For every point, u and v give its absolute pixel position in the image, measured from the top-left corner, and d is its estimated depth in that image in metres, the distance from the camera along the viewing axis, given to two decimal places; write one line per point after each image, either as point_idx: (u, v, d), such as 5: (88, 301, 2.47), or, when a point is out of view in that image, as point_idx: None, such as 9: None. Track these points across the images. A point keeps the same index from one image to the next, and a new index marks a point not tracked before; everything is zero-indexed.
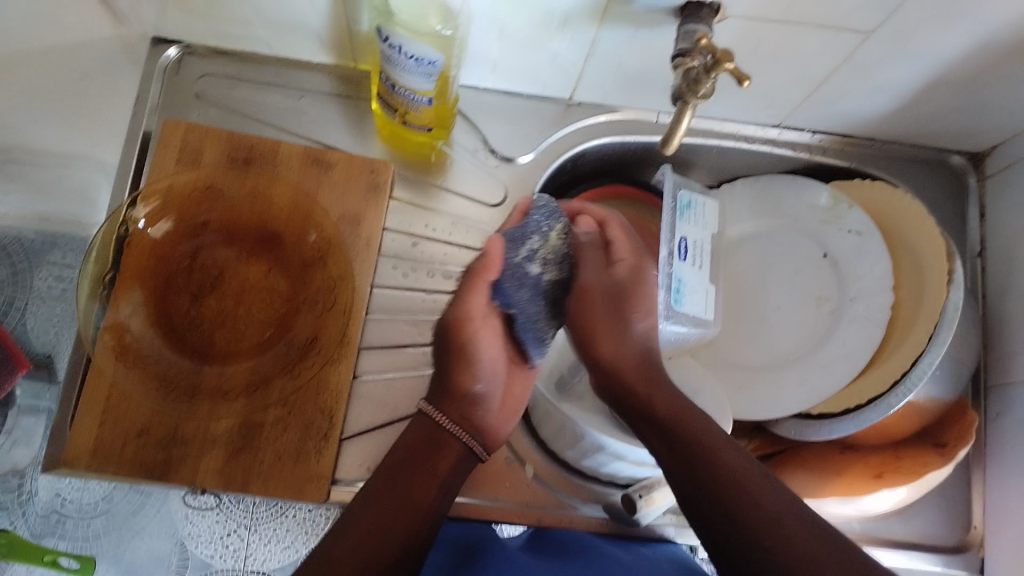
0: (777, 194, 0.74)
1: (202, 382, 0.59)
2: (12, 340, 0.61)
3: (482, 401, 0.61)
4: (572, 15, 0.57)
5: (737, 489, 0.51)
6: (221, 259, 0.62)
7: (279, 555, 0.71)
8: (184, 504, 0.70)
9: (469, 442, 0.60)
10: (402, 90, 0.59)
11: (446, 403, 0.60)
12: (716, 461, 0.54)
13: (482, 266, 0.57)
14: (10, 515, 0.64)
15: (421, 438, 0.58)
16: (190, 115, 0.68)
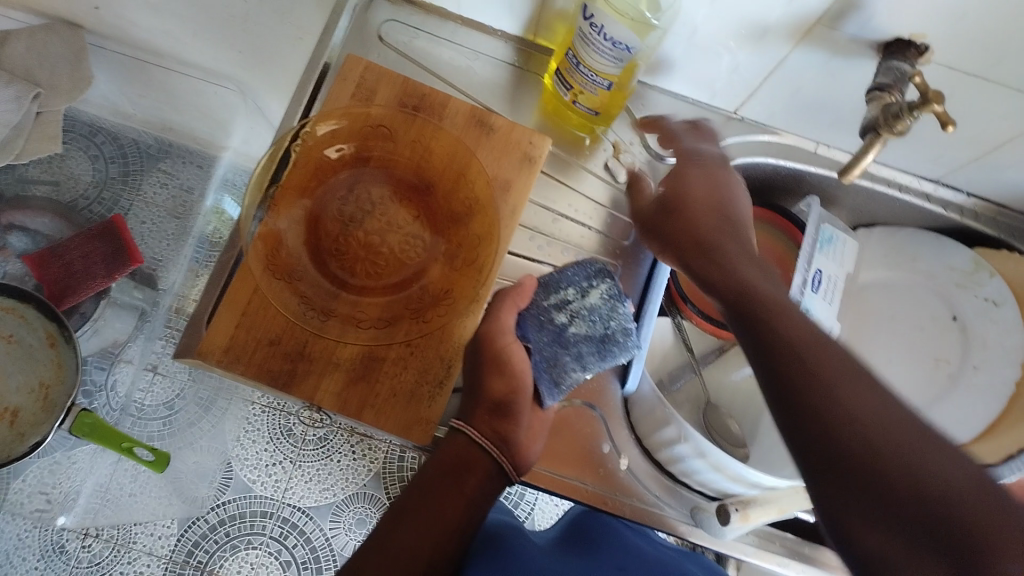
0: (916, 249, 0.74)
1: (337, 307, 0.61)
2: (131, 242, 0.90)
3: (514, 423, 0.57)
4: (772, 32, 0.57)
5: (809, 387, 0.43)
6: (376, 195, 0.64)
7: (313, 495, 0.99)
8: (238, 429, 1.01)
9: (499, 459, 0.57)
10: (584, 70, 0.61)
11: (478, 416, 0.57)
12: (794, 357, 0.45)
13: (515, 291, 0.60)
14: (94, 397, 0.89)
15: (447, 453, 0.57)
16: (370, 54, 0.69)
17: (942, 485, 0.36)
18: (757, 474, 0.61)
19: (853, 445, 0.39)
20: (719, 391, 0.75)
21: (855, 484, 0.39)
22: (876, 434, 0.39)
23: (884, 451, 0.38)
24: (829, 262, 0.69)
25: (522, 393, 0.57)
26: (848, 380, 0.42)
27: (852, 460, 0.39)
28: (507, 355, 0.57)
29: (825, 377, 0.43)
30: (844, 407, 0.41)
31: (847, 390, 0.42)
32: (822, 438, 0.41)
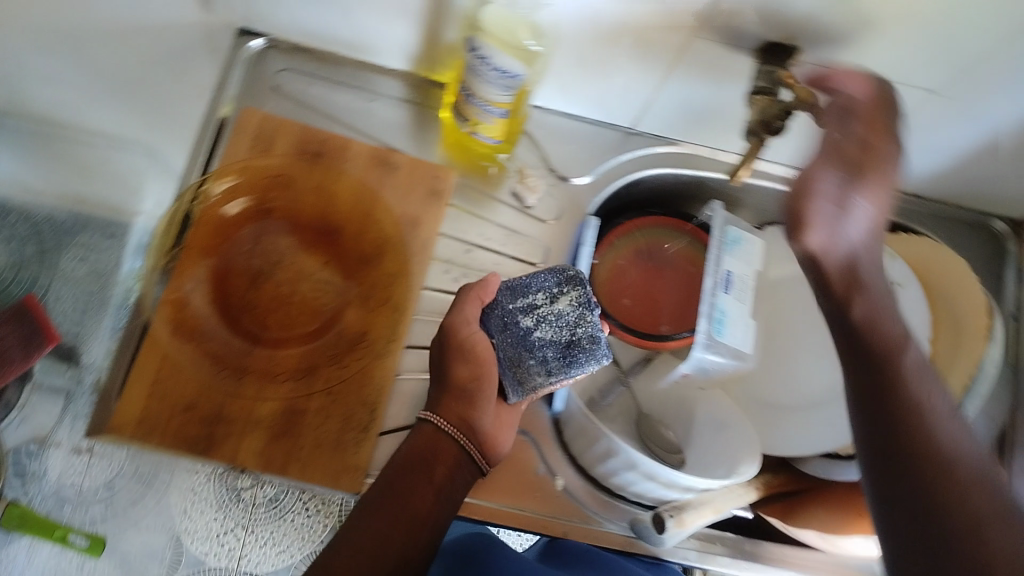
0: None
1: (252, 364, 0.60)
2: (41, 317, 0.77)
3: (478, 409, 0.58)
4: (651, 48, 0.59)
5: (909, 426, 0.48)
6: (282, 246, 0.63)
7: (272, 559, 0.67)
8: (184, 497, 0.67)
9: (465, 445, 0.57)
10: (478, 101, 0.60)
11: (446, 404, 0.58)
12: (897, 396, 0.49)
13: (481, 289, 0.59)
14: (23, 486, 0.70)
15: (415, 441, 0.57)
16: (266, 106, 0.68)
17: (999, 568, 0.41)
18: (688, 478, 0.61)
19: (937, 522, 0.45)
20: (651, 401, 0.76)
21: (932, 555, 0.44)
22: (969, 510, 0.44)
23: (968, 530, 0.43)
24: (739, 262, 0.71)
25: (488, 380, 0.58)
26: (955, 449, 0.47)
27: (938, 534, 0.44)
28: (470, 344, 0.58)
29: (936, 452, 0.47)
30: (942, 487, 0.45)
31: (960, 469, 0.46)
32: (915, 464, 0.47)
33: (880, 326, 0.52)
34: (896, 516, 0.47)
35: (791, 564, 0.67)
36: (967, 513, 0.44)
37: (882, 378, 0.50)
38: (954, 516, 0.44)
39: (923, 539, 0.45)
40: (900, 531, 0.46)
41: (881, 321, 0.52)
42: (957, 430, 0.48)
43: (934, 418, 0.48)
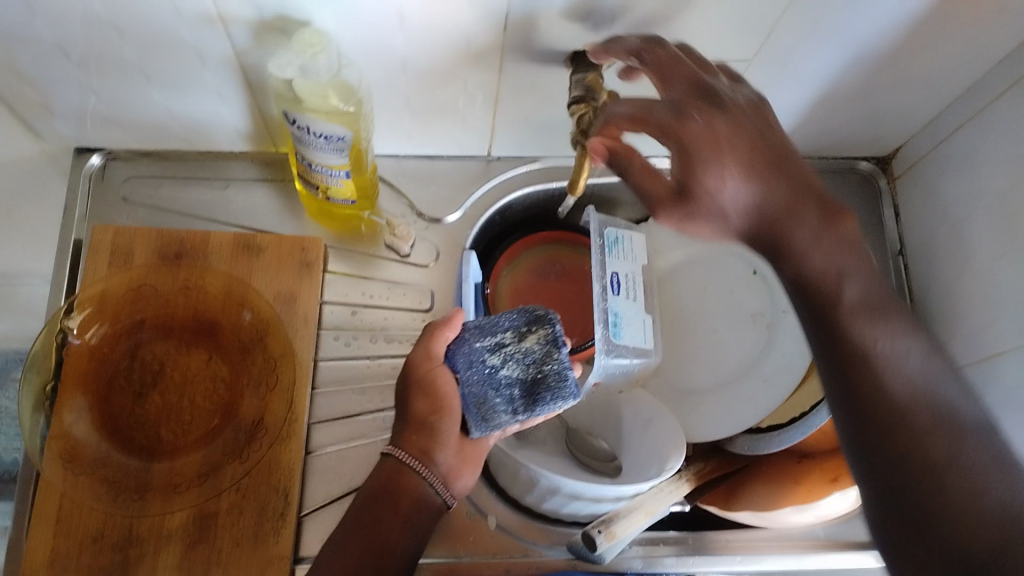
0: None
1: (152, 480, 0.59)
2: None
3: (439, 440, 0.56)
4: (474, 77, 0.61)
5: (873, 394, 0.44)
6: (161, 353, 0.62)
7: None
8: None
9: (428, 477, 0.56)
10: (319, 168, 0.61)
11: (405, 437, 0.57)
12: (863, 367, 0.45)
13: (445, 321, 0.58)
14: None
15: (379, 482, 0.56)
16: (119, 218, 0.69)
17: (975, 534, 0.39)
18: (612, 489, 0.61)
19: (912, 485, 0.42)
20: (573, 412, 0.75)
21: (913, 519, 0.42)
22: (936, 464, 0.42)
23: (943, 492, 0.41)
24: (622, 262, 0.71)
25: (448, 413, 0.56)
26: (915, 401, 0.44)
27: (914, 499, 0.42)
28: (432, 381, 0.56)
29: (900, 410, 0.43)
30: (911, 446, 0.43)
31: (925, 421, 0.43)
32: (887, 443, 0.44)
33: (812, 281, 0.46)
34: (877, 479, 0.44)
35: (737, 549, 0.67)
36: (938, 476, 0.41)
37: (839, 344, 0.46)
38: (925, 478, 0.42)
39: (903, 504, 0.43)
40: (884, 495, 0.44)
41: (817, 263, 0.46)
42: (909, 364, 0.45)
43: (893, 367, 0.44)
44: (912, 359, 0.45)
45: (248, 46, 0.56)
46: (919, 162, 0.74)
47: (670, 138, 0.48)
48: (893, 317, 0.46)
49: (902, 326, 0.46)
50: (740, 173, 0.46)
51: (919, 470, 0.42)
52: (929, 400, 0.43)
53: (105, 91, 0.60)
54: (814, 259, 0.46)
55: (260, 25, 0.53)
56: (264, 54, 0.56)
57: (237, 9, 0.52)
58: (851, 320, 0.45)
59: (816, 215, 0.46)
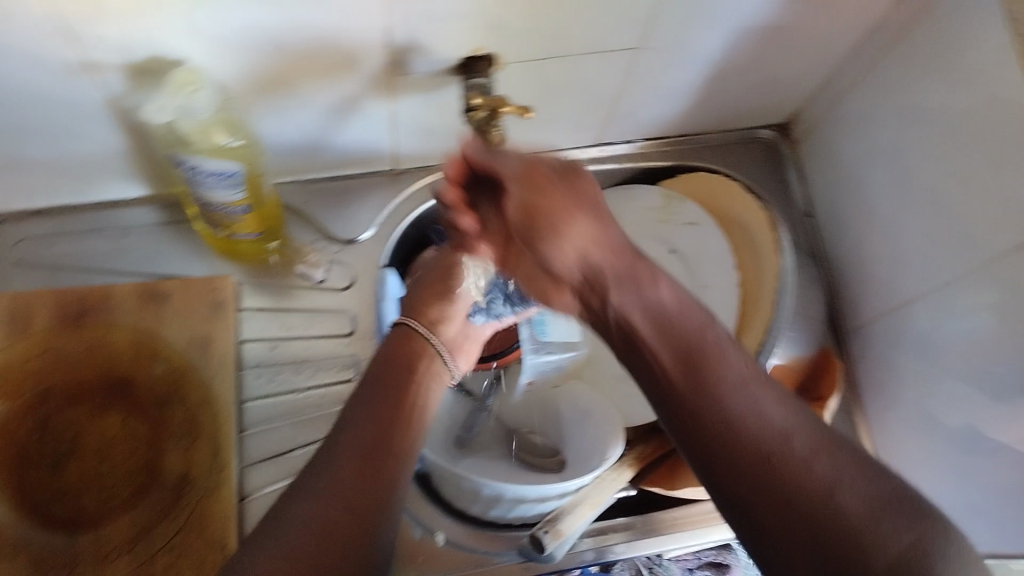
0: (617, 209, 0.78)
1: (79, 553, 0.57)
2: None
3: (449, 318, 0.67)
4: (363, 94, 0.59)
5: (729, 444, 0.43)
6: (72, 421, 0.60)
7: None
8: None
9: (438, 348, 0.66)
10: (215, 207, 0.60)
11: (421, 310, 0.67)
12: (726, 435, 0.44)
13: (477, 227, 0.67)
14: None
15: (393, 345, 0.64)
16: (14, 282, 0.66)
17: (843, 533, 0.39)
18: (557, 485, 0.63)
19: (768, 505, 0.41)
20: (512, 414, 0.74)
21: (780, 531, 0.40)
22: (803, 495, 0.40)
23: (801, 498, 0.40)
24: None
25: (457, 300, 0.68)
26: (762, 409, 0.44)
27: (777, 503, 0.41)
28: (450, 273, 0.68)
29: (765, 448, 0.42)
30: (764, 446, 0.42)
31: (797, 464, 0.41)
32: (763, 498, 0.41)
33: (665, 326, 0.48)
34: (757, 530, 0.42)
35: (684, 525, 0.68)
36: (796, 479, 0.41)
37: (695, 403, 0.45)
38: (783, 476, 0.41)
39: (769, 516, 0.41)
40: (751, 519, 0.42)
41: (677, 320, 0.48)
42: (760, 391, 0.45)
43: (756, 399, 0.44)
44: (771, 397, 0.45)
45: (123, 92, 0.54)
46: (817, 125, 0.75)
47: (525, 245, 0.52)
48: (738, 370, 0.46)
49: (747, 355, 0.47)
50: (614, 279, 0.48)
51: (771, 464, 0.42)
52: (776, 406, 0.44)
53: None
54: (636, 318, 0.49)
55: (131, 69, 0.51)
56: (142, 98, 0.55)
57: (106, 57, 0.50)
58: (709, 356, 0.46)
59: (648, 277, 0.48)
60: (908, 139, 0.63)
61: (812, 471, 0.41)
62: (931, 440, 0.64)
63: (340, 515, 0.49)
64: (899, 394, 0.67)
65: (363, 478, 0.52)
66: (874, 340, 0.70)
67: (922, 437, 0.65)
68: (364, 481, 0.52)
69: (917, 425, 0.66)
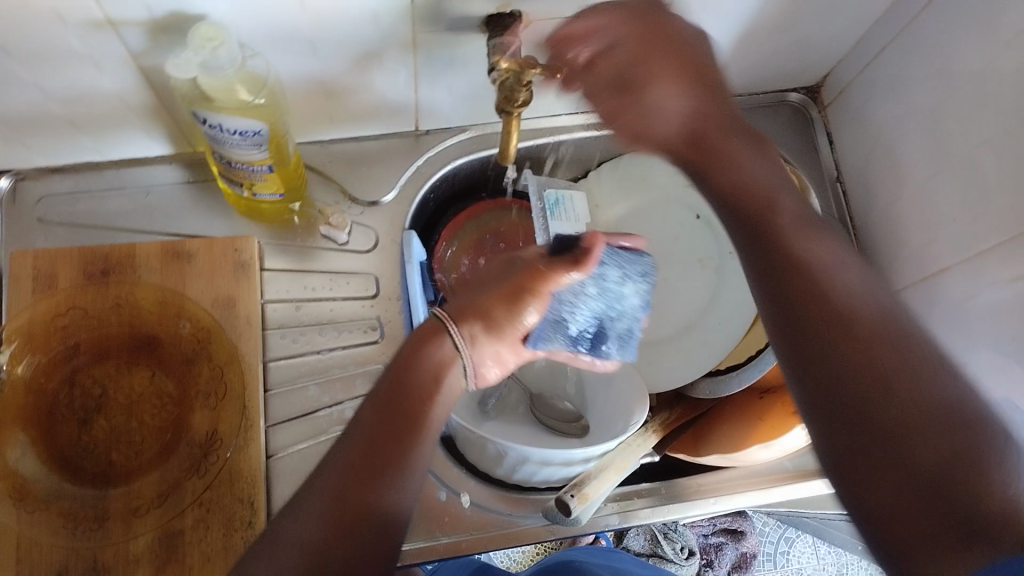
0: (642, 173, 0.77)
1: (109, 507, 0.57)
2: None
3: (498, 328, 0.52)
4: (390, 52, 0.58)
5: (818, 317, 0.45)
6: (100, 376, 0.60)
7: None
8: None
9: (468, 358, 0.51)
10: (239, 165, 0.59)
11: (465, 313, 0.52)
12: (820, 314, 0.45)
13: (576, 258, 0.53)
14: None
15: (417, 344, 0.50)
16: (38, 241, 0.66)
17: (925, 445, 0.38)
18: (581, 452, 0.61)
19: (855, 421, 0.41)
20: (534, 378, 0.73)
21: (870, 451, 0.40)
22: (876, 385, 0.41)
23: (888, 414, 0.40)
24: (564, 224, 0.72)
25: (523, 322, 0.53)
26: (863, 328, 0.43)
27: (863, 418, 0.41)
28: (529, 290, 0.53)
29: (850, 333, 0.43)
30: (860, 356, 0.42)
31: (875, 347, 0.42)
32: (836, 386, 0.42)
33: (745, 187, 0.53)
34: (827, 410, 0.43)
35: (709, 491, 0.67)
36: (860, 367, 0.42)
37: (792, 284, 0.47)
38: (855, 375, 0.42)
39: (853, 436, 0.41)
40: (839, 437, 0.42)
41: (793, 217, 0.51)
42: (853, 284, 0.46)
43: (874, 318, 0.44)
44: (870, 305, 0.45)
45: (143, 48, 0.53)
46: (847, 88, 0.74)
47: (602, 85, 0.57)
48: (817, 232, 0.50)
49: (830, 237, 0.50)
50: (649, 82, 0.56)
51: (842, 350, 0.43)
52: (870, 312, 0.44)
53: (2, 112, 0.57)
54: (721, 177, 0.55)
55: (153, 25, 0.50)
56: (164, 54, 0.54)
57: (126, 12, 0.49)
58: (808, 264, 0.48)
59: (749, 140, 0.56)
60: (944, 102, 0.62)
61: (896, 381, 0.40)
62: None
63: (329, 544, 0.42)
64: None
65: (362, 496, 0.43)
66: None
67: None
68: (357, 499, 0.43)
69: None
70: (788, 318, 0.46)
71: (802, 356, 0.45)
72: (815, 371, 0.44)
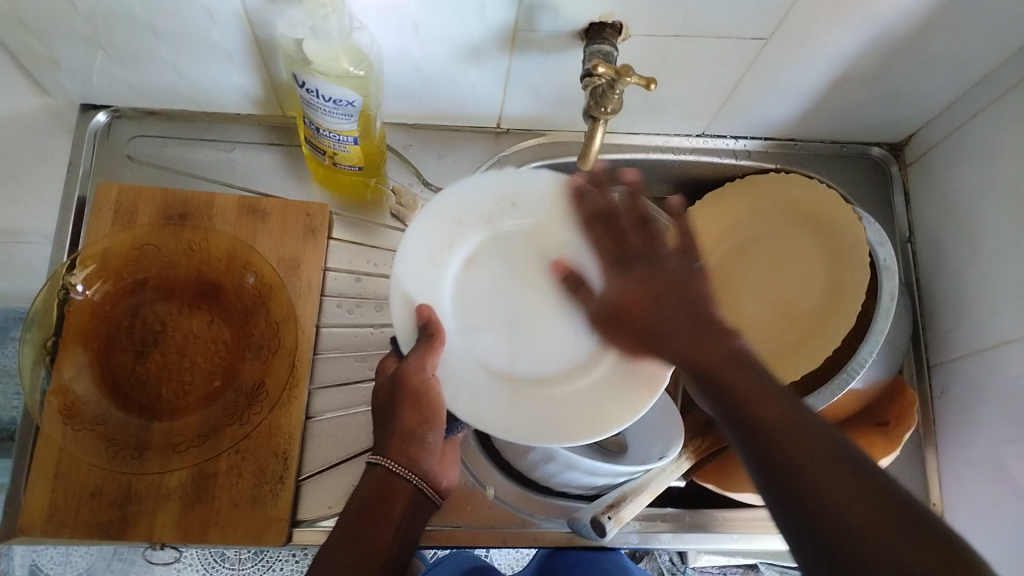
0: (455, 215, 0.61)
1: (151, 439, 0.59)
2: None
3: (426, 447, 0.56)
4: (487, 46, 0.60)
5: (716, 383, 0.45)
6: (163, 313, 0.62)
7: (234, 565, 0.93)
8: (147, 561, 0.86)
9: (419, 483, 0.56)
10: (327, 132, 0.60)
11: (393, 446, 0.56)
12: (740, 395, 0.44)
13: (432, 331, 0.55)
14: None
15: (365, 492, 0.55)
16: (123, 177, 0.69)
17: (857, 517, 0.37)
18: (606, 463, 0.61)
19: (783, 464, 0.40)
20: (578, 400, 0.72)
21: (803, 533, 0.38)
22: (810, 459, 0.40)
23: (830, 502, 0.38)
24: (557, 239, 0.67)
25: (437, 427, 0.55)
26: (789, 406, 0.42)
27: (789, 490, 0.39)
28: (428, 392, 0.55)
29: (771, 417, 0.42)
30: (807, 429, 0.41)
31: (791, 434, 0.41)
32: (772, 455, 0.41)
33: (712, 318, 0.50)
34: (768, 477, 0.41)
35: (734, 527, 0.67)
36: (782, 445, 0.41)
37: (701, 374, 0.47)
38: (778, 452, 0.41)
39: (784, 507, 0.40)
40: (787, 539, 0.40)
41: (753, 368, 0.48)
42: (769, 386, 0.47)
43: (757, 381, 0.44)
44: (819, 442, 0.40)
45: (257, 6, 0.54)
46: (932, 149, 0.73)
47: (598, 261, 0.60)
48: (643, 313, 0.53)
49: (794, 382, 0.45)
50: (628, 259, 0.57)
51: (757, 436, 0.42)
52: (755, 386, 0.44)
53: (111, 46, 0.60)
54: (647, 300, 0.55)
55: None
56: (275, 15, 0.55)
57: None
58: (753, 400, 0.43)
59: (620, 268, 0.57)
60: None
61: (848, 497, 0.38)
62: (1006, 493, 0.62)
63: None
64: (975, 434, 0.65)
65: None
66: (958, 377, 0.68)
67: (996, 485, 0.63)
68: None
69: (988, 470, 0.64)
70: (724, 403, 0.44)
71: (738, 412, 0.43)
72: (763, 460, 0.41)
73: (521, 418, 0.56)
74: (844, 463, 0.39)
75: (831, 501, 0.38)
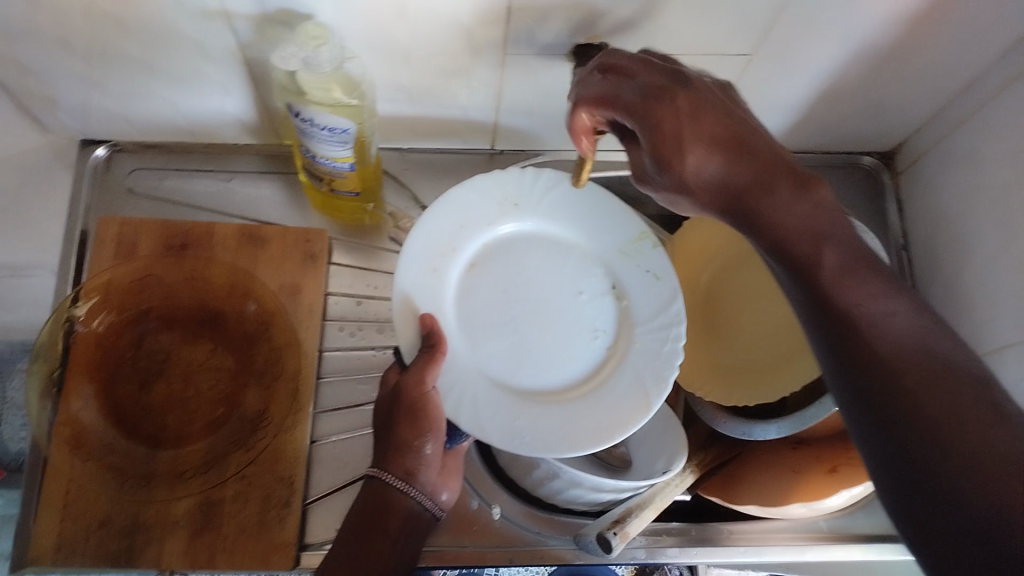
0: (460, 217, 0.63)
1: (157, 467, 0.59)
2: None
3: (425, 460, 0.58)
4: (477, 71, 0.61)
5: (824, 304, 0.43)
6: (166, 343, 0.63)
7: None
8: None
9: (418, 496, 0.58)
10: (322, 160, 0.61)
11: (391, 460, 0.58)
12: (851, 321, 0.42)
13: (433, 342, 0.57)
14: None
15: (365, 503, 0.58)
16: (124, 210, 0.70)
17: (972, 450, 0.36)
18: (612, 481, 0.60)
19: (883, 394, 0.40)
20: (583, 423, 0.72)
21: (907, 476, 0.38)
22: (934, 394, 0.38)
23: (948, 445, 0.37)
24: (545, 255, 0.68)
25: (435, 438, 0.58)
26: (899, 330, 0.41)
27: (898, 429, 0.39)
28: (424, 405, 0.57)
29: (882, 338, 0.41)
30: (915, 370, 0.39)
31: (907, 357, 0.40)
32: (885, 388, 0.40)
33: (790, 245, 0.44)
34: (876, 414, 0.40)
35: (739, 540, 0.67)
36: (895, 372, 0.40)
37: (810, 293, 0.44)
38: (891, 386, 0.40)
39: (889, 450, 0.39)
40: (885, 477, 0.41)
41: (837, 268, 0.43)
42: (893, 323, 0.42)
43: (856, 294, 0.42)
44: (919, 357, 0.40)
45: (250, 40, 0.56)
46: (922, 156, 0.74)
47: (634, 117, 0.45)
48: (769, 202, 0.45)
49: (888, 286, 0.43)
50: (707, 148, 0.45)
51: (869, 362, 0.41)
52: (882, 322, 0.41)
53: (109, 83, 0.61)
54: (787, 223, 0.44)
55: (262, 19, 0.53)
56: (268, 48, 0.57)
57: (241, 4, 0.51)
58: (859, 312, 0.42)
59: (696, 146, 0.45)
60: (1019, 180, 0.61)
61: (960, 438, 0.37)
62: None
63: None
64: None
65: None
66: None
67: None
68: None
69: None
70: (822, 329, 0.43)
71: (840, 342, 0.42)
72: (874, 395, 0.40)
73: (522, 426, 0.57)
74: (977, 398, 0.38)
75: (948, 440, 0.37)
